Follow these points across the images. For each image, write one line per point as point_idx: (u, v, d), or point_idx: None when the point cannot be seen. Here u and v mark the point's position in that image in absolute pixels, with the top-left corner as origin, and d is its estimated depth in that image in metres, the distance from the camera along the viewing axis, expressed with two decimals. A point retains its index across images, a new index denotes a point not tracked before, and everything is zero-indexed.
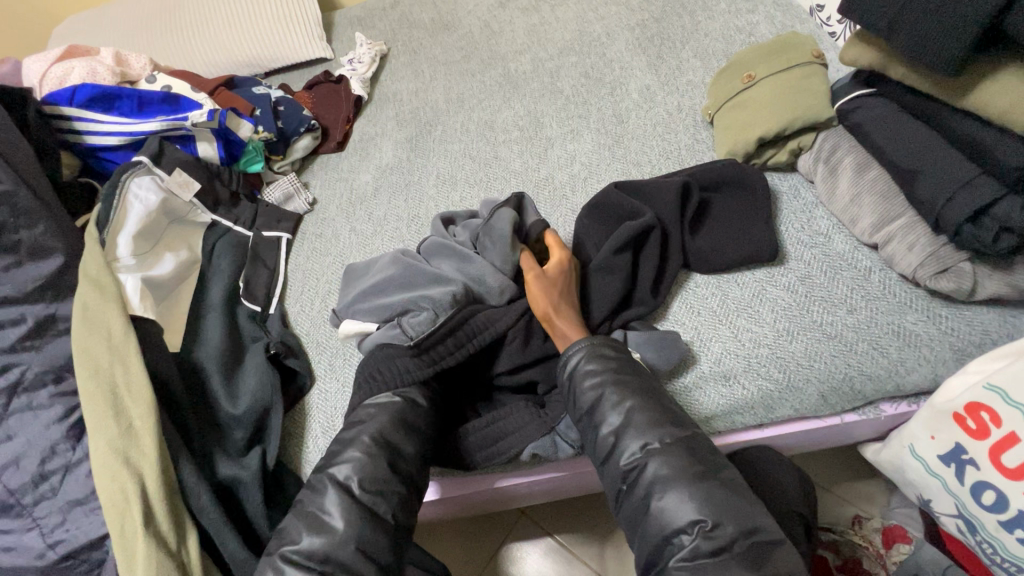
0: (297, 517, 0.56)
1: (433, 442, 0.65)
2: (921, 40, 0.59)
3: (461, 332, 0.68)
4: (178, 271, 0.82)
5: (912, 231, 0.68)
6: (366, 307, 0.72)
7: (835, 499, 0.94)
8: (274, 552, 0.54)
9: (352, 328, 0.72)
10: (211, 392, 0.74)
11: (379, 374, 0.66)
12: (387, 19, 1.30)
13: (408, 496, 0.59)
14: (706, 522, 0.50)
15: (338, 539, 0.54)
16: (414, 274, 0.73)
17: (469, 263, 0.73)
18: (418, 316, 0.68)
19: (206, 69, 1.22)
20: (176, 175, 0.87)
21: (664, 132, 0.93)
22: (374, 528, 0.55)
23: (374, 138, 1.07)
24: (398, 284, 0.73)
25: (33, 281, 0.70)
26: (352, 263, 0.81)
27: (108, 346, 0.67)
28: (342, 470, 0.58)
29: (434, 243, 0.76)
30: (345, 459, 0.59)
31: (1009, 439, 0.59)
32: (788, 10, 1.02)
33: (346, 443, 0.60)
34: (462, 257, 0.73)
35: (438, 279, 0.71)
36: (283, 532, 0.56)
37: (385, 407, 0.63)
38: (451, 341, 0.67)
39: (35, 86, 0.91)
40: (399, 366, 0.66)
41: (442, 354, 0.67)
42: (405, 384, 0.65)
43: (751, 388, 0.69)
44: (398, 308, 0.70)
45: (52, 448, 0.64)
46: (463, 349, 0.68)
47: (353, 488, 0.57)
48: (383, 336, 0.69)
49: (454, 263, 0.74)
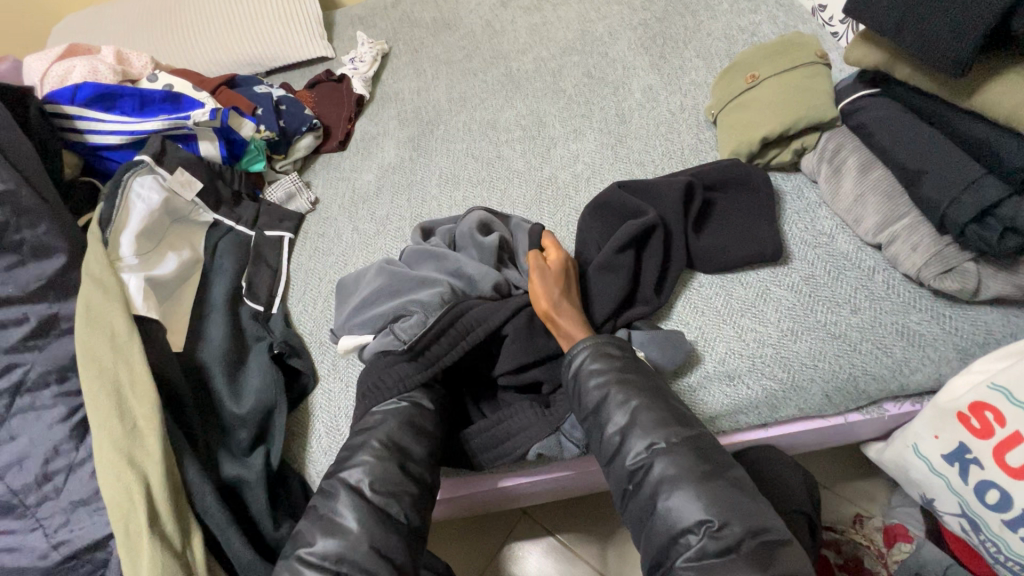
0: (306, 518, 0.56)
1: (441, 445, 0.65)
2: (926, 41, 0.59)
3: (454, 330, 0.67)
4: (181, 271, 0.82)
5: (916, 231, 0.68)
6: (359, 321, 0.73)
7: (836, 498, 0.94)
8: (288, 555, 0.54)
9: (349, 343, 0.71)
10: (215, 392, 0.74)
11: (380, 381, 0.66)
12: (388, 18, 1.30)
13: (415, 496, 0.59)
14: (713, 522, 0.50)
15: (346, 538, 0.54)
16: (400, 281, 0.73)
17: (446, 259, 0.74)
18: (409, 319, 0.68)
19: (207, 69, 1.21)
20: (178, 175, 0.87)
21: (666, 132, 0.93)
22: (382, 527, 0.55)
23: (376, 137, 1.07)
24: (384, 291, 0.73)
25: (36, 280, 0.69)
26: (342, 279, 0.81)
27: (112, 346, 0.67)
28: (353, 474, 0.58)
29: (412, 252, 0.77)
30: (356, 463, 0.59)
31: (1013, 438, 0.59)
32: (789, 11, 1.02)
33: (354, 444, 0.60)
34: (438, 257, 0.75)
35: (426, 282, 0.72)
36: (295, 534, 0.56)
37: (392, 412, 0.63)
38: (445, 340, 0.67)
39: (36, 85, 0.91)
40: (399, 372, 0.65)
41: (438, 354, 0.67)
42: (407, 389, 0.65)
43: (755, 388, 0.69)
44: (388, 314, 0.70)
45: (55, 448, 0.63)
46: (458, 347, 0.67)
47: (362, 489, 0.57)
48: (379, 345, 0.68)
49: (433, 264, 0.75)
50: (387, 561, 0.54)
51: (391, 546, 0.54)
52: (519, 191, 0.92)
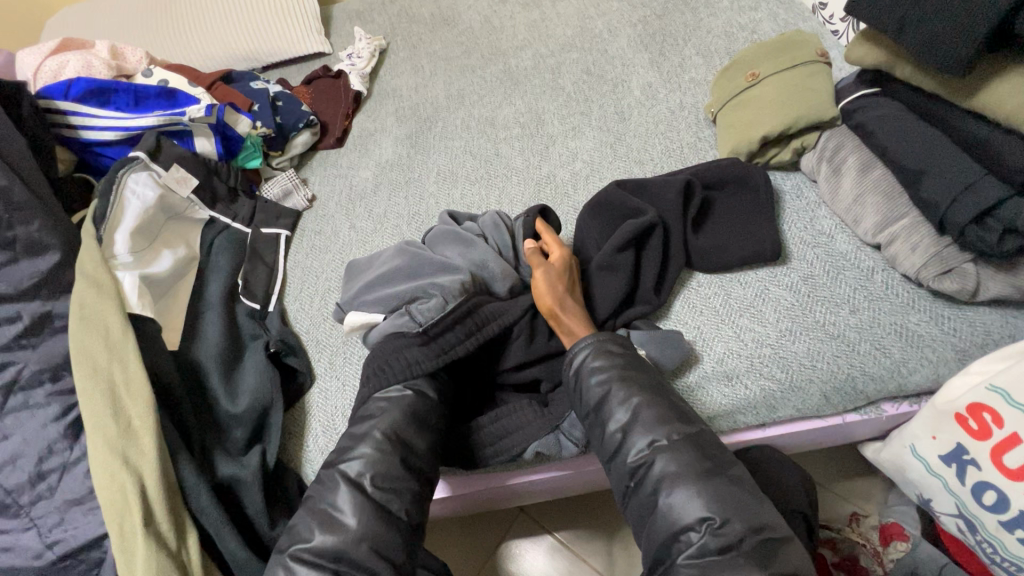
0: (307, 514, 0.56)
1: (442, 436, 0.65)
2: (928, 41, 0.59)
3: (470, 321, 0.67)
4: (176, 269, 0.82)
5: (916, 231, 0.68)
6: (369, 297, 0.71)
7: (832, 496, 0.95)
8: (285, 549, 0.54)
9: (356, 320, 0.70)
10: (211, 392, 0.74)
11: (387, 366, 0.64)
12: (386, 13, 1.29)
13: (417, 492, 0.59)
14: (714, 520, 0.50)
15: (348, 536, 0.53)
16: (419, 263, 0.72)
17: (472, 248, 0.73)
18: (427, 302, 0.67)
19: (202, 63, 1.19)
20: (173, 171, 0.87)
21: (665, 130, 0.92)
22: (383, 523, 0.55)
23: (373, 134, 1.06)
24: (404, 275, 0.72)
25: (29, 278, 0.68)
26: (354, 260, 0.79)
27: (106, 345, 0.66)
28: (354, 466, 0.58)
29: (439, 232, 0.76)
30: (356, 455, 0.58)
31: (1011, 440, 0.59)
32: (790, 8, 1.02)
33: (358, 439, 0.60)
34: (466, 242, 0.74)
35: (445, 268, 0.71)
36: (295, 528, 0.55)
37: (397, 401, 0.62)
38: (461, 329, 0.66)
39: (29, 80, 0.89)
40: (410, 356, 0.64)
41: (451, 343, 0.66)
42: (413, 375, 0.64)
43: (753, 388, 0.69)
44: (404, 296, 0.69)
45: (49, 447, 0.63)
46: (472, 337, 0.67)
47: (366, 482, 0.57)
48: (392, 325, 0.67)
49: (457, 248, 0.74)
50: (388, 561, 0.54)
51: (389, 541, 0.54)
52: (517, 189, 0.91)
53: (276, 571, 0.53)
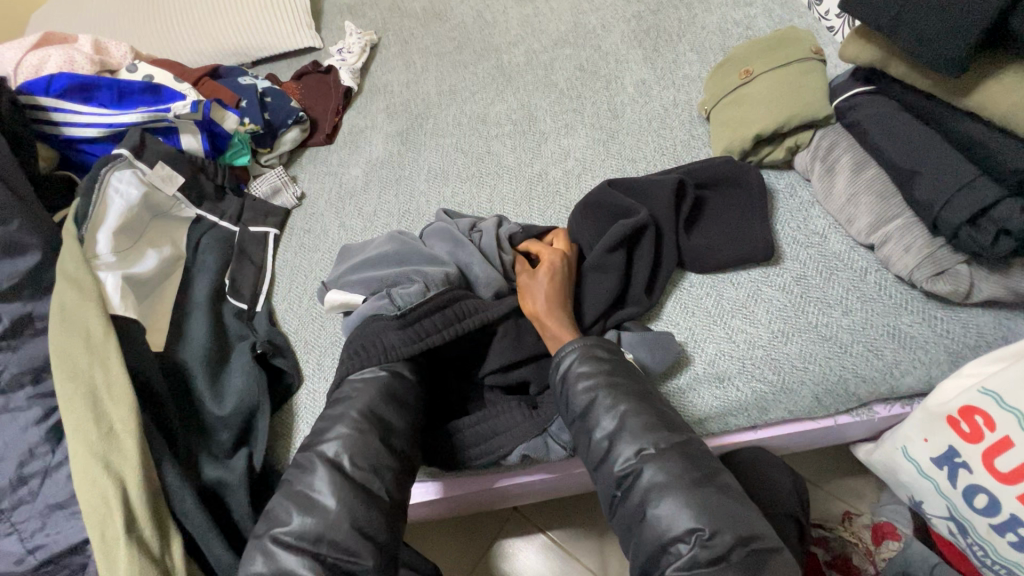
0: (283, 499, 0.54)
1: (420, 424, 0.64)
2: (923, 39, 0.58)
3: (450, 310, 0.66)
4: (160, 269, 0.81)
5: (909, 232, 0.67)
6: (353, 279, 0.72)
7: (825, 495, 0.94)
8: (263, 535, 0.52)
9: (336, 298, 0.71)
10: (196, 393, 0.73)
11: (364, 349, 0.64)
12: (378, 7, 1.27)
13: (400, 471, 0.58)
14: (703, 531, 0.49)
15: (328, 518, 0.52)
16: (408, 252, 0.73)
17: (461, 247, 0.73)
18: (408, 287, 0.67)
19: (189, 57, 1.18)
20: (158, 168, 0.85)
21: (659, 127, 0.91)
22: (365, 505, 0.53)
23: (364, 131, 1.05)
24: (391, 260, 0.73)
25: (10, 278, 0.67)
26: (349, 245, 0.80)
27: (87, 348, 0.65)
28: (331, 447, 0.56)
29: (436, 227, 0.77)
30: (333, 436, 0.57)
31: (1003, 444, 0.58)
32: (785, 5, 1.01)
33: (335, 420, 0.59)
34: (456, 241, 0.74)
35: (431, 260, 0.72)
36: (270, 515, 0.53)
37: (370, 381, 0.62)
38: (439, 318, 0.65)
39: (8, 75, 0.87)
40: (387, 340, 0.64)
41: (429, 330, 0.65)
42: (390, 359, 0.63)
43: (745, 390, 0.68)
44: (388, 280, 0.70)
45: (30, 451, 0.62)
46: (450, 327, 0.65)
47: (344, 465, 0.55)
48: (371, 307, 0.67)
49: (448, 246, 0.74)
50: (371, 544, 0.52)
51: (376, 531, 0.53)
52: (509, 187, 0.90)
53: (255, 556, 0.51)
